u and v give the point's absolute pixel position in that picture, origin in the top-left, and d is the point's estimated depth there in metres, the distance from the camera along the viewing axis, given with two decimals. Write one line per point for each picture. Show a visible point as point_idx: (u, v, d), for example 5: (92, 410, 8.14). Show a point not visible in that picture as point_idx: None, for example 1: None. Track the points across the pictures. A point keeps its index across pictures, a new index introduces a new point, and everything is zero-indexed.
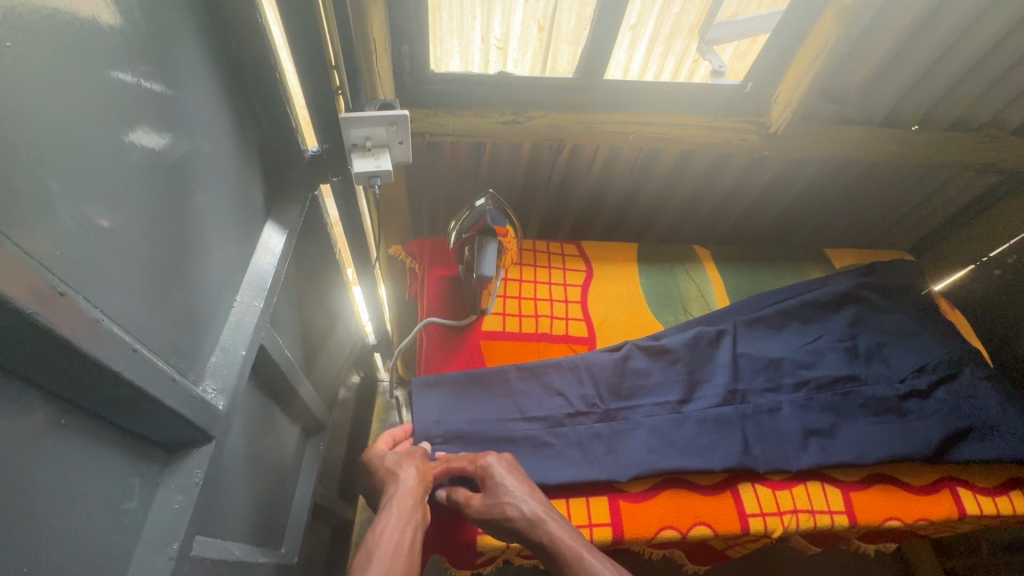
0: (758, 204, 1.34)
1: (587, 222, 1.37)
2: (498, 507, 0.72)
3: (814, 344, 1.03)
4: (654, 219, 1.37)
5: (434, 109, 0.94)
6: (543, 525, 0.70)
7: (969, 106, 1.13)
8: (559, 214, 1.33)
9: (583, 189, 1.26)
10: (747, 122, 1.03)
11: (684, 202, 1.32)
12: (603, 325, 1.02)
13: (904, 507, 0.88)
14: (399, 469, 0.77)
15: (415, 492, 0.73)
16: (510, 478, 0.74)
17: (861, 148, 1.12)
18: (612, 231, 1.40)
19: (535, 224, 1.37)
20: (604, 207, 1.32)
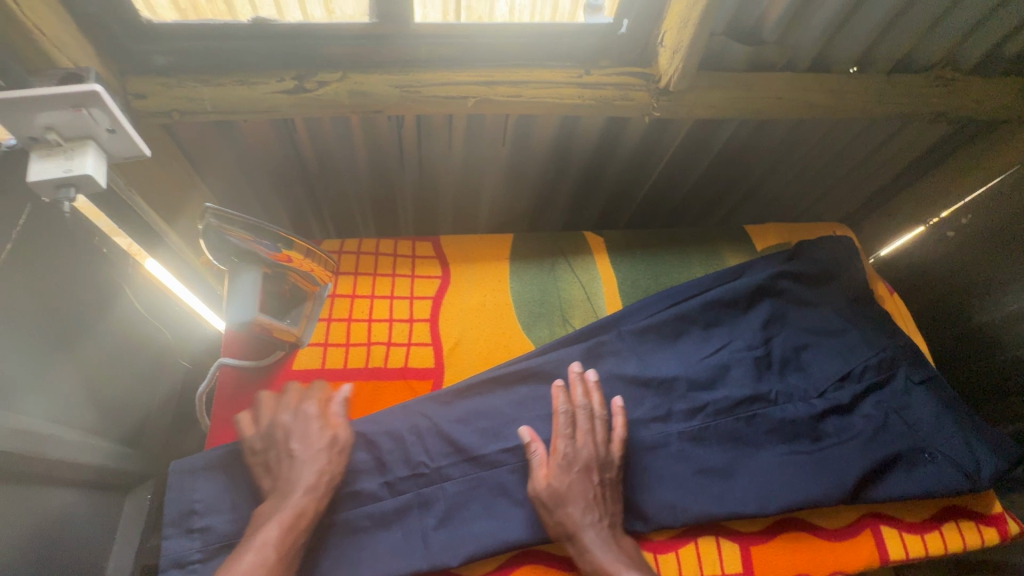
0: (672, 173, 1.11)
1: (468, 205, 1.12)
2: (563, 517, 0.65)
3: (717, 354, 0.84)
4: (549, 197, 1.13)
5: (177, 79, 0.66)
6: (611, 540, 0.65)
7: (917, 43, 0.89)
8: (429, 197, 1.08)
9: (448, 167, 1.00)
10: (631, 75, 0.78)
11: (581, 174, 1.07)
12: (456, 349, 0.81)
13: (815, 561, 0.73)
14: (300, 429, 0.67)
15: (320, 450, 0.65)
16: (575, 489, 0.66)
17: (783, 103, 0.89)
18: (501, 213, 1.16)
19: (404, 212, 1.12)
20: (483, 186, 1.07)
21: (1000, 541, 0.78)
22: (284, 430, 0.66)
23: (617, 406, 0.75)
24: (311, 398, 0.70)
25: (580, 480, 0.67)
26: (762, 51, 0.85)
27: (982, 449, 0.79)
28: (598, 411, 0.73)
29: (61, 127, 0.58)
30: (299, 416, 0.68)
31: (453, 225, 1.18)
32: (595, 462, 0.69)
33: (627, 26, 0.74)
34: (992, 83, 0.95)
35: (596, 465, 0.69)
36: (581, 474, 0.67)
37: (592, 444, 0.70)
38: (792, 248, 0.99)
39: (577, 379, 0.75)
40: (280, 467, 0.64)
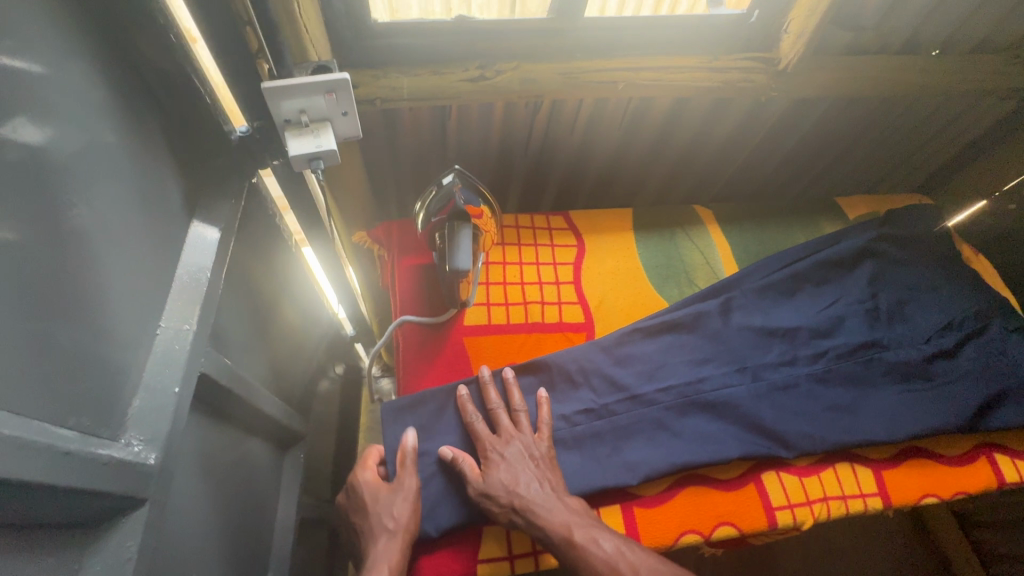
0: (759, 150, 1.21)
1: (571, 185, 1.23)
2: (507, 491, 0.66)
3: (831, 307, 0.93)
4: (645, 176, 1.24)
5: (382, 71, 0.78)
6: (558, 504, 0.66)
7: (998, 25, 0.99)
8: (540, 178, 1.19)
9: (564, 149, 1.11)
10: (754, 59, 0.88)
11: (678, 155, 1.18)
12: (601, 307, 0.91)
13: (941, 482, 0.81)
14: (404, 495, 0.69)
15: (395, 503, 0.69)
16: (502, 467, 0.68)
17: (878, 82, 0.98)
18: (599, 192, 1.27)
19: (514, 194, 1.23)
20: (589, 167, 1.18)
21: None
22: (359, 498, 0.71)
23: (539, 397, 0.77)
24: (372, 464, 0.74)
25: (508, 464, 0.69)
26: (862, 35, 0.95)
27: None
28: (515, 406, 0.76)
29: (309, 110, 0.69)
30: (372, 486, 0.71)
31: (553, 205, 1.29)
32: (524, 448, 0.71)
33: (754, 14, 0.85)
34: None
35: (525, 450, 0.71)
36: (516, 457, 0.69)
37: (518, 434, 0.73)
38: (881, 216, 1.09)
39: (485, 380, 0.77)
40: (376, 530, 0.67)
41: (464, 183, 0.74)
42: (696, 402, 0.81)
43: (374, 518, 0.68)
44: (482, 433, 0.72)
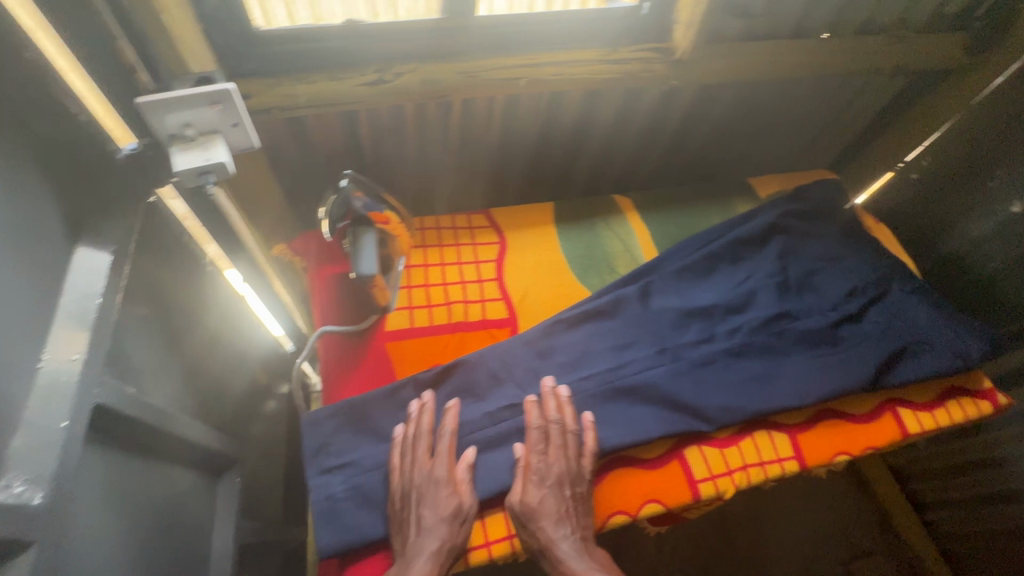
0: (677, 138, 1.25)
1: (499, 183, 1.24)
2: (540, 527, 0.70)
3: (745, 283, 0.97)
4: (571, 170, 1.26)
5: (276, 78, 0.76)
6: (583, 548, 0.70)
7: (876, 6, 1.06)
8: (466, 178, 1.19)
9: (485, 147, 1.12)
10: (651, 49, 0.91)
11: (599, 147, 1.21)
12: (524, 301, 0.92)
13: (851, 440, 0.86)
14: (448, 488, 0.71)
15: (447, 489, 0.70)
16: (545, 507, 0.71)
17: (770, 65, 1.03)
18: (528, 188, 1.28)
19: (443, 195, 1.23)
20: (513, 164, 1.19)
21: (993, 411, 0.94)
22: (418, 491, 0.70)
23: (587, 423, 0.78)
24: (444, 457, 0.73)
25: (546, 496, 0.72)
26: (752, 21, 1.00)
27: (970, 336, 0.94)
28: (570, 429, 0.77)
29: (196, 123, 0.67)
30: (432, 475, 0.71)
31: (484, 205, 1.30)
32: (565, 479, 0.73)
33: (644, 5, 0.88)
34: (939, 37, 1.13)
35: (564, 482, 0.73)
36: (552, 488, 0.72)
37: (563, 459, 0.74)
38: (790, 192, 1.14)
39: (548, 395, 0.79)
40: (413, 513, 0.69)
41: (358, 187, 0.73)
42: (619, 386, 0.83)
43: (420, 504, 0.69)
44: (553, 459, 0.74)
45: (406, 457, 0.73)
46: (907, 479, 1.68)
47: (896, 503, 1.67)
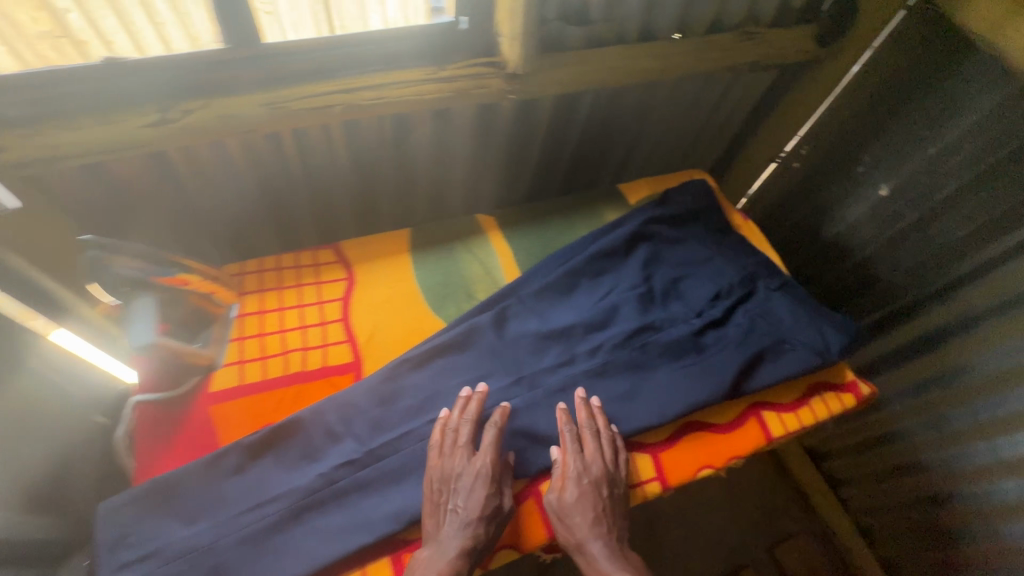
0: (549, 146, 1.22)
1: (368, 207, 1.17)
2: (572, 529, 0.73)
3: (607, 298, 0.94)
4: (443, 186, 1.20)
5: (34, 127, 0.68)
6: (614, 547, 0.73)
7: (721, 2, 1.04)
8: (326, 206, 1.12)
9: (338, 173, 1.05)
10: (482, 64, 0.86)
11: (467, 161, 1.16)
12: (371, 341, 0.86)
13: (715, 452, 0.85)
14: (479, 480, 0.70)
15: (477, 488, 0.70)
16: (586, 506, 0.74)
17: (621, 71, 1.00)
18: (401, 209, 1.22)
19: (306, 226, 1.15)
20: (377, 187, 1.12)
21: (857, 403, 0.95)
22: (458, 481, 0.70)
23: (616, 429, 0.81)
24: (486, 452, 0.73)
25: (582, 496, 0.74)
26: (595, 26, 0.96)
27: (831, 329, 0.94)
28: (603, 432, 0.80)
29: None
30: (471, 464, 0.72)
31: (358, 230, 1.23)
32: (603, 480, 0.76)
33: (466, 21, 0.84)
34: (789, 31, 1.13)
35: (603, 483, 0.76)
36: (593, 489, 0.75)
37: (601, 460, 0.77)
38: (659, 195, 1.12)
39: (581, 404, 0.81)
40: (455, 499, 0.69)
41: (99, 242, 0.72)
42: None
43: (457, 489, 0.70)
44: (608, 459, 0.78)
45: (445, 448, 0.74)
46: (822, 457, 1.71)
47: (819, 489, 1.70)
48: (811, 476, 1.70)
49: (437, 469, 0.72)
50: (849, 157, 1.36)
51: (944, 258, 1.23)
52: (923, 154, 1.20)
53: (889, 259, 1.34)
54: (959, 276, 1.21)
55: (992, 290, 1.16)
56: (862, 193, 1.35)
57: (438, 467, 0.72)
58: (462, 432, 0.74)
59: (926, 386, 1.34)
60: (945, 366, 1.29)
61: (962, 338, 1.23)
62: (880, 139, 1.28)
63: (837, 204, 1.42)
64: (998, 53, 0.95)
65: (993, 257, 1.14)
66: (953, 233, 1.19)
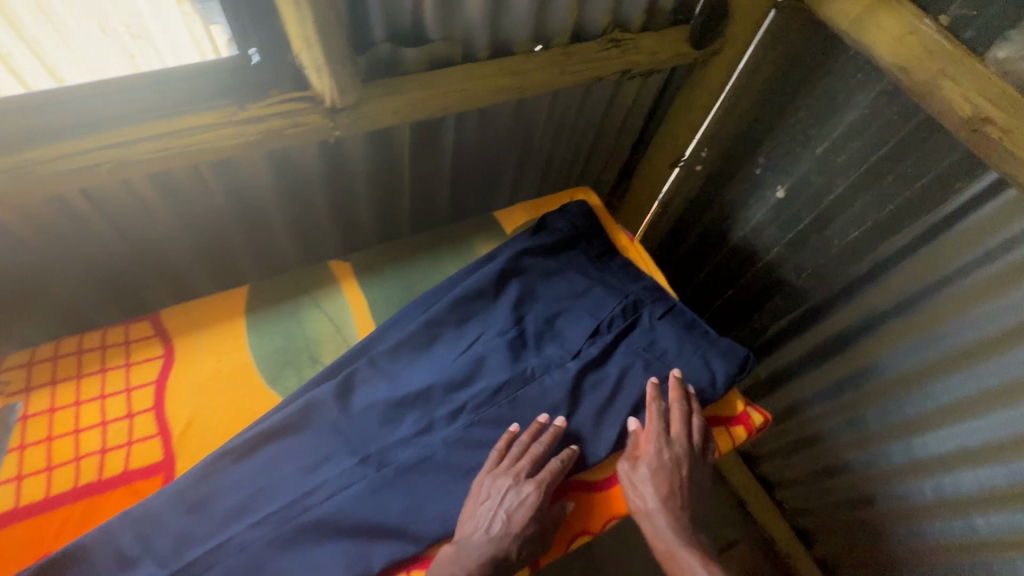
0: (424, 172, 1.12)
1: (220, 257, 1.04)
2: (644, 501, 0.77)
3: (471, 349, 0.85)
4: (308, 226, 1.08)
5: None
6: (677, 530, 0.76)
7: (580, 10, 0.95)
8: (166, 262, 0.99)
9: (166, 228, 0.92)
10: (295, 99, 0.76)
11: (328, 198, 1.04)
12: (187, 432, 0.74)
13: (590, 516, 0.79)
14: (526, 492, 0.71)
15: (519, 499, 0.71)
16: (660, 489, 0.77)
17: (471, 94, 0.89)
18: (263, 254, 1.09)
19: (148, 288, 1.02)
20: (224, 235, 1.00)
21: (750, 434, 0.88)
22: (496, 494, 0.71)
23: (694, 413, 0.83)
24: (537, 465, 0.74)
25: (671, 478, 0.78)
26: (435, 47, 0.86)
27: (716, 361, 0.87)
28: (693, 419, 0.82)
29: None
30: (512, 479, 0.72)
31: (218, 280, 1.10)
32: (681, 466, 0.79)
33: (257, 55, 0.73)
34: (660, 36, 1.06)
35: (681, 466, 0.79)
36: (674, 472, 0.78)
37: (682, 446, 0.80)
38: (538, 221, 1.04)
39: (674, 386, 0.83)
40: (496, 509, 0.70)
41: None
42: (301, 526, 0.68)
43: (498, 501, 0.71)
44: (694, 440, 0.82)
45: (509, 457, 0.75)
46: (754, 460, 1.68)
47: (753, 491, 1.69)
48: (743, 477, 1.70)
49: (487, 479, 0.73)
50: (746, 159, 1.31)
51: (843, 258, 1.18)
52: (811, 155, 1.15)
53: (793, 260, 1.29)
54: (859, 276, 1.17)
55: (890, 289, 1.11)
56: (761, 195, 1.30)
57: (491, 477, 0.73)
58: (530, 442, 0.76)
59: (839, 388, 1.30)
60: (855, 367, 1.25)
61: (868, 339, 1.19)
62: (772, 140, 1.23)
63: (740, 206, 1.37)
64: (864, 48, 0.89)
65: (887, 257, 1.10)
66: (847, 234, 1.15)
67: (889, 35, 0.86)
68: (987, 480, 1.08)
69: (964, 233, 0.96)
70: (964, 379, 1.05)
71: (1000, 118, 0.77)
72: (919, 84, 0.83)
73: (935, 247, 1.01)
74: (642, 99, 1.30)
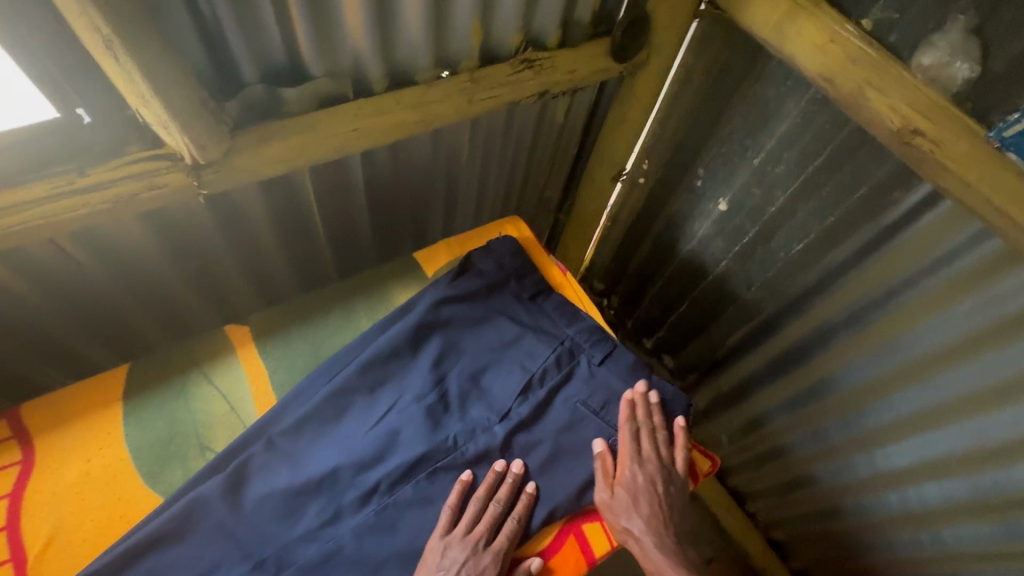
0: (340, 214, 1.03)
1: (118, 331, 0.92)
2: (626, 526, 0.75)
3: (385, 419, 0.78)
4: (215, 285, 0.97)
5: None
6: (661, 544, 0.77)
7: (485, 31, 0.88)
8: (54, 343, 0.86)
9: (40, 307, 0.80)
10: (150, 159, 0.66)
11: (232, 254, 0.94)
12: (46, 546, 0.70)
13: None
14: (489, 562, 0.69)
15: (488, 570, 0.69)
16: (637, 511, 0.76)
17: (367, 132, 0.80)
18: (168, 321, 0.98)
19: (28, 376, 0.88)
20: (117, 307, 0.88)
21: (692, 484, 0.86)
22: (469, 559, 0.69)
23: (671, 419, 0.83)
24: (502, 533, 0.72)
25: (644, 496, 0.77)
26: (319, 83, 0.77)
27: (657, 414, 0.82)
28: (656, 425, 0.81)
29: None
30: (479, 547, 0.70)
31: (120, 355, 0.97)
32: (654, 479, 0.79)
33: (86, 114, 0.62)
34: (578, 50, 0.99)
35: (655, 478, 0.79)
36: (646, 492, 0.77)
37: (653, 460, 0.80)
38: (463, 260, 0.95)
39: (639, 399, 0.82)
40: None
41: None
42: None
43: (466, 570, 0.68)
44: (662, 454, 0.81)
45: (479, 519, 0.72)
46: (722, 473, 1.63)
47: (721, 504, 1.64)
48: (712, 492, 1.64)
49: (440, 546, 0.70)
50: (687, 172, 1.25)
51: (789, 271, 1.13)
52: (749, 166, 1.09)
53: (741, 273, 1.24)
54: (807, 288, 1.11)
55: (840, 301, 1.06)
56: (705, 208, 1.25)
57: (461, 539, 0.70)
58: (489, 506, 0.73)
59: (799, 403, 1.25)
60: (813, 382, 1.19)
61: (821, 353, 1.14)
62: (709, 150, 1.17)
63: (685, 219, 1.31)
64: (786, 57, 0.84)
65: (834, 268, 1.04)
66: (792, 246, 1.10)
67: (810, 44, 0.80)
68: (952, 492, 1.03)
69: (907, 243, 0.91)
70: (921, 392, 1.00)
71: (930, 129, 0.72)
72: (845, 96, 0.78)
73: (880, 258, 0.96)
74: (573, 115, 1.23)
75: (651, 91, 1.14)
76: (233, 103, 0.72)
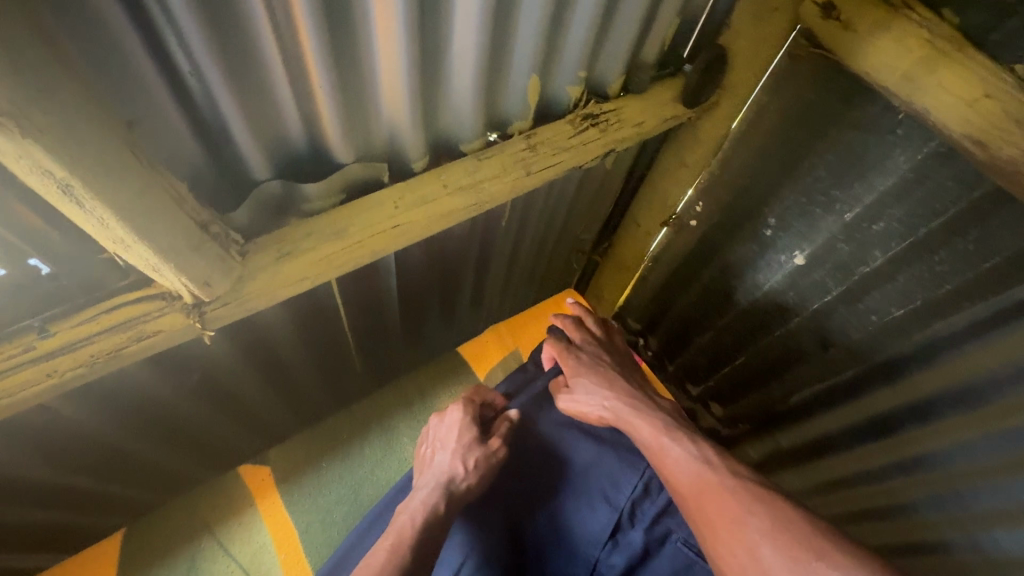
0: (364, 291, 0.88)
1: (109, 458, 0.78)
2: (582, 394, 0.92)
3: (498, 507, 0.84)
4: (224, 391, 0.83)
5: None
6: (633, 406, 0.87)
7: (544, 87, 0.72)
8: (26, 485, 0.72)
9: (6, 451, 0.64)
10: (134, 302, 0.54)
11: (241, 355, 0.80)
12: None
13: None
14: (444, 442, 0.89)
15: (447, 445, 0.88)
16: (586, 375, 0.95)
17: (407, 230, 0.64)
18: (171, 438, 0.83)
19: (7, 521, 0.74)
20: (106, 431, 0.73)
21: None
22: (432, 444, 0.91)
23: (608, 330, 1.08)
24: (457, 416, 0.92)
25: (590, 365, 0.97)
26: (348, 170, 0.61)
27: None
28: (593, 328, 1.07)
29: None
30: (443, 431, 0.92)
31: (115, 480, 0.84)
32: (599, 359, 0.99)
33: (44, 265, 0.50)
34: (644, 97, 0.84)
35: (600, 360, 0.99)
36: (594, 366, 0.97)
37: (595, 349, 1.02)
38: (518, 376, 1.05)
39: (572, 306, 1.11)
40: (435, 457, 0.87)
41: None
42: None
43: (428, 454, 0.89)
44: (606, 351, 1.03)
45: (439, 422, 0.94)
46: None
47: None
48: None
49: (424, 454, 0.91)
50: (750, 222, 1.09)
51: (882, 336, 0.99)
52: (836, 220, 0.94)
53: (817, 332, 1.10)
54: (899, 356, 0.98)
55: (944, 374, 0.93)
56: (773, 259, 1.09)
57: (432, 442, 0.91)
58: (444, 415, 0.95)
59: (881, 474, 1.12)
60: (899, 454, 1.07)
61: (918, 426, 1.01)
62: (781, 198, 1.01)
63: (747, 269, 1.15)
64: (917, 112, 0.70)
65: (937, 339, 0.91)
66: (889, 311, 0.95)
67: (954, 99, 0.66)
68: None
69: None
70: None
71: None
72: (1002, 163, 0.64)
73: (1012, 333, 0.82)
74: (623, 159, 1.09)
75: (716, 134, 0.99)
76: (242, 209, 0.56)
